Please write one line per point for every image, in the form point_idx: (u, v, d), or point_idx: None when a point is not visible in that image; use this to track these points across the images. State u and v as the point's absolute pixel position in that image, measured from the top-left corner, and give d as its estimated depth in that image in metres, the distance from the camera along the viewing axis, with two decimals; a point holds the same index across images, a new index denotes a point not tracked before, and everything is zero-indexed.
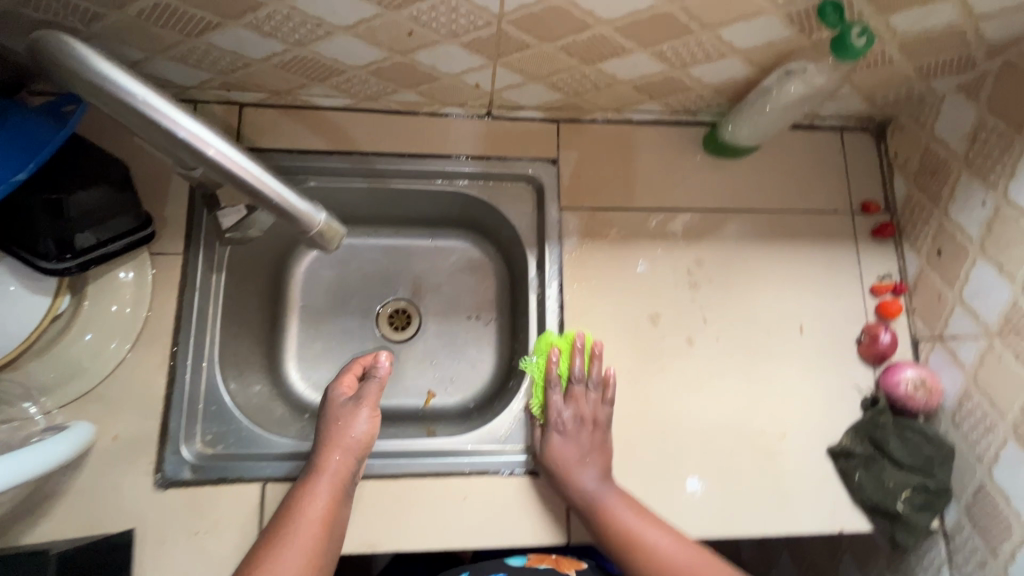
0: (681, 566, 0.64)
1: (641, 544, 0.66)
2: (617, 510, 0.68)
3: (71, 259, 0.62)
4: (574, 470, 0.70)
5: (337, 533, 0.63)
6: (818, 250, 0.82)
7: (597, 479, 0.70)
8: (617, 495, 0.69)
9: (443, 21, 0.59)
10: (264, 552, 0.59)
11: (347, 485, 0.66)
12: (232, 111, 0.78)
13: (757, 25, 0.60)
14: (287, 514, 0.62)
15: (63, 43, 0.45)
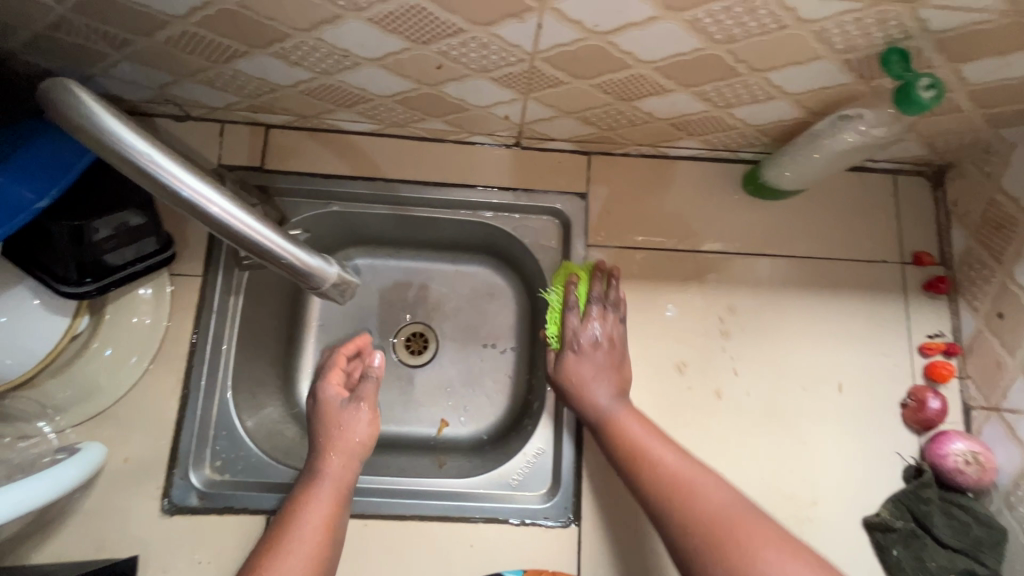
0: (684, 479, 0.59)
1: (646, 455, 0.62)
2: (626, 422, 0.66)
3: (91, 283, 0.62)
4: (588, 385, 0.69)
5: (339, 536, 0.61)
6: (862, 301, 0.77)
7: (611, 396, 0.68)
8: (629, 412, 0.67)
9: (473, 56, 0.56)
10: (274, 552, 0.56)
11: (348, 490, 0.64)
12: (258, 132, 0.77)
13: (811, 69, 0.55)
14: (292, 517, 0.59)
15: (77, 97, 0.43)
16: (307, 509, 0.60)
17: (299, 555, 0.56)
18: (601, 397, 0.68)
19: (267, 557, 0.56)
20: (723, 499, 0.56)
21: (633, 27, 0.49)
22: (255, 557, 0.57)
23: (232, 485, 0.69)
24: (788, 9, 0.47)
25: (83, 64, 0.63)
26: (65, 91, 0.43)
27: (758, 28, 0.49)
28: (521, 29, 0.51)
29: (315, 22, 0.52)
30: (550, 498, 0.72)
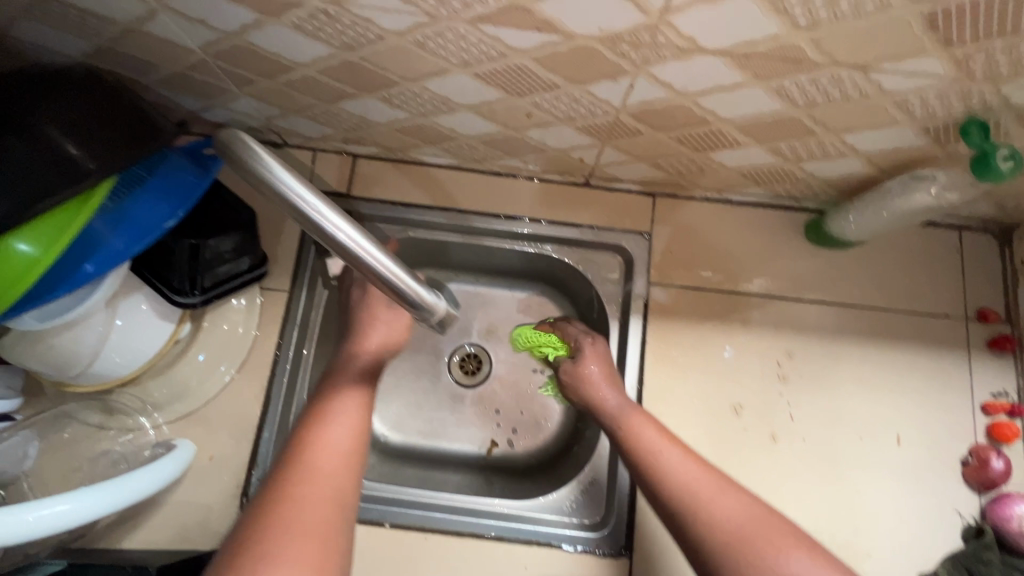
0: (691, 475, 0.61)
1: (653, 458, 0.63)
2: (638, 426, 0.67)
3: (198, 294, 0.69)
4: (599, 391, 0.72)
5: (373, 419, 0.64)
6: (923, 354, 0.77)
7: (620, 396, 0.71)
8: (634, 410, 0.69)
9: (563, 107, 0.60)
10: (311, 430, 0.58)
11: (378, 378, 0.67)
12: (346, 161, 0.83)
13: (888, 133, 0.58)
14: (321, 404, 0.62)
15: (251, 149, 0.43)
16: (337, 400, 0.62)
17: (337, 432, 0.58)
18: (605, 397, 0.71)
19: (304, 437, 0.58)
20: (735, 503, 0.58)
21: (720, 90, 0.53)
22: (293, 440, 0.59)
23: None
24: (872, 82, 0.49)
25: (206, 97, 0.70)
26: (236, 142, 0.44)
27: (841, 96, 0.52)
28: (614, 87, 0.55)
29: (425, 74, 0.57)
30: (601, 527, 0.75)
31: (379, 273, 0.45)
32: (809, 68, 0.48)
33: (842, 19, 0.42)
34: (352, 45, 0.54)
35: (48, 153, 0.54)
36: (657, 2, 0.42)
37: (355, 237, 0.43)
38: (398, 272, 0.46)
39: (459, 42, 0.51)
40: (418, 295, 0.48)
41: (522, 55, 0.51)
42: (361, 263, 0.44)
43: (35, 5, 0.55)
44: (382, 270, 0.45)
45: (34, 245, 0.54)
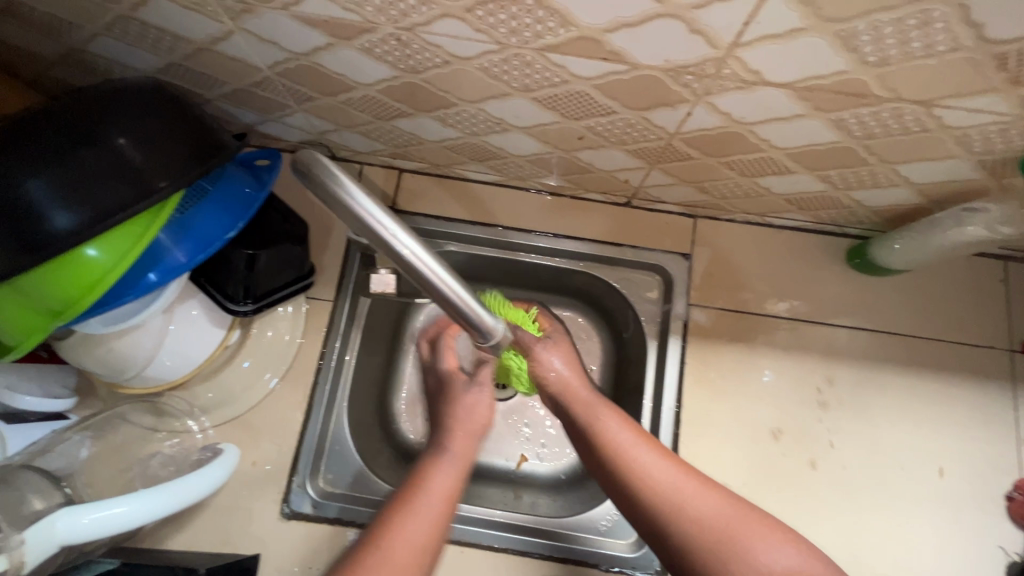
0: (665, 485, 0.59)
1: (625, 457, 0.61)
2: (606, 421, 0.64)
3: (250, 303, 0.71)
4: (570, 386, 0.68)
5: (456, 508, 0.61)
6: (967, 385, 0.76)
7: (589, 388, 0.68)
8: (606, 406, 0.66)
9: (617, 131, 0.61)
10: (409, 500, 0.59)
11: (469, 466, 0.65)
12: (392, 175, 0.85)
13: (942, 166, 0.58)
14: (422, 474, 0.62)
15: (320, 162, 0.44)
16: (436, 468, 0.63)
17: (433, 508, 0.59)
18: (572, 393, 0.68)
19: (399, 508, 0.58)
20: (712, 502, 0.58)
21: (778, 120, 0.54)
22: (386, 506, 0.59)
23: (344, 498, 0.75)
24: (934, 117, 0.50)
25: (265, 112, 0.73)
26: (313, 162, 0.44)
27: (900, 129, 0.52)
28: (671, 114, 0.56)
29: (484, 96, 0.59)
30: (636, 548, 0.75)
31: (449, 297, 0.46)
32: (871, 103, 0.49)
33: (912, 57, 0.42)
34: (417, 68, 0.55)
35: (116, 163, 0.56)
36: (728, 37, 0.43)
37: (429, 261, 0.44)
38: (466, 297, 0.47)
39: (523, 69, 0.52)
40: (483, 319, 0.49)
41: (584, 82, 0.53)
42: (432, 287, 0.45)
43: (116, 24, 0.57)
44: (450, 293, 0.46)
45: (103, 253, 0.56)
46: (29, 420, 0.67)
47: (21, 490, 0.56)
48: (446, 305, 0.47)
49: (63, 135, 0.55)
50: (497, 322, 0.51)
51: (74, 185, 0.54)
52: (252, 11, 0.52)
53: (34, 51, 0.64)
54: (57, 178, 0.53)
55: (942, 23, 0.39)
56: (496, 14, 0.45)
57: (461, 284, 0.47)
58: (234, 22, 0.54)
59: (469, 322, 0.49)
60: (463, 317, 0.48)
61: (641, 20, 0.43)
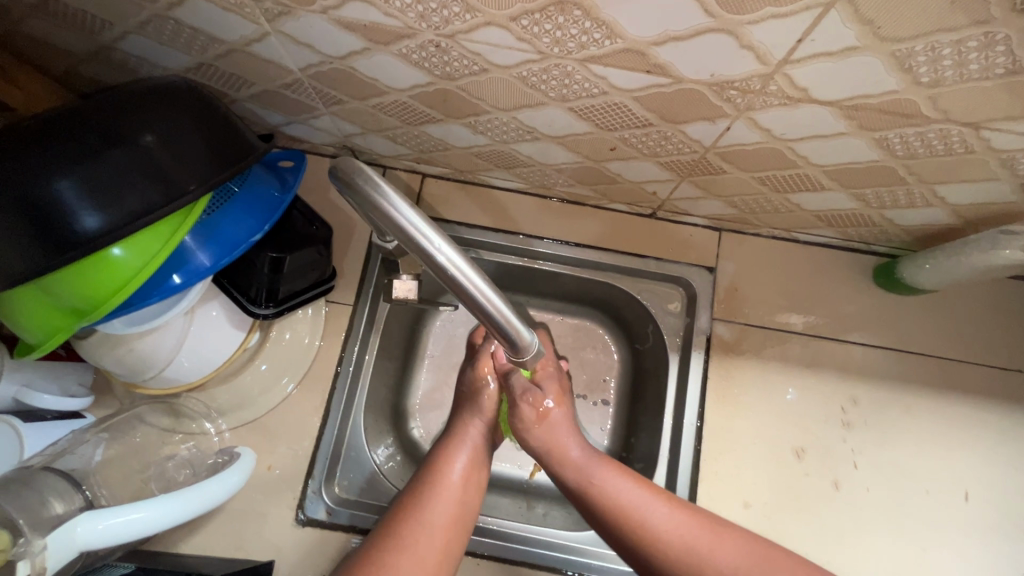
0: (679, 541, 0.58)
1: (637, 519, 0.60)
2: (609, 479, 0.63)
3: (271, 307, 0.71)
4: (561, 439, 0.66)
5: (465, 523, 0.62)
6: (993, 409, 0.75)
7: (581, 446, 0.66)
8: (602, 460, 0.65)
9: (651, 144, 0.61)
10: (429, 487, 0.62)
11: (473, 479, 0.65)
12: (415, 180, 0.84)
13: (983, 187, 0.57)
14: (439, 462, 0.65)
15: (362, 171, 0.43)
16: (452, 453, 0.66)
17: (450, 491, 0.62)
18: (567, 453, 0.65)
19: (419, 492, 0.62)
20: (729, 550, 0.58)
21: (819, 138, 0.53)
22: (405, 496, 0.62)
23: (359, 505, 0.75)
24: (981, 139, 0.49)
25: (292, 113, 0.72)
26: (356, 172, 0.43)
27: (943, 149, 0.51)
28: (709, 128, 0.55)
29: (518, 105, 0.58)
30: None
31: (490, 313, 0.44)
32: (918, 123, 0.48)
33: (967, 79, 0.42)
34: (453, 75, 0.55)
35: (147, 164, 0.55)
36: (779, 54, 0.42)
37: (471, 274, 0.43)
38: (506, 313, 0.45)
39: (562, 79, 0.52)
40: (521, 335, 0.47)
41: (624, 93, 0.52)
42: (473, 302, 0.44)
43: (150, 22, 0.57)
44: (491, 307, 0.44)
45: (131, 256, 0.56)
46: (47, 418, 0.66)
47: (41, 491, 0.55)
48: (487, 319, 0.45)
49: (92, 132, 0.53)
50: (533, 338, 0.50)
51: (104, 186, 0.53)
52: (291, 13, 0.51)
53: (64, 47, 0.64)
54: (88, 178, 0.53)
55: (1004, 46, 0.38)
56: (541, 24, 0.44)
57: (502, 298, 0.45)
58: (270, 24, 0.54)
59: (506, 337, 0.47)
60: (501, 332, 0.47)
61: (691, 34, 0.42)
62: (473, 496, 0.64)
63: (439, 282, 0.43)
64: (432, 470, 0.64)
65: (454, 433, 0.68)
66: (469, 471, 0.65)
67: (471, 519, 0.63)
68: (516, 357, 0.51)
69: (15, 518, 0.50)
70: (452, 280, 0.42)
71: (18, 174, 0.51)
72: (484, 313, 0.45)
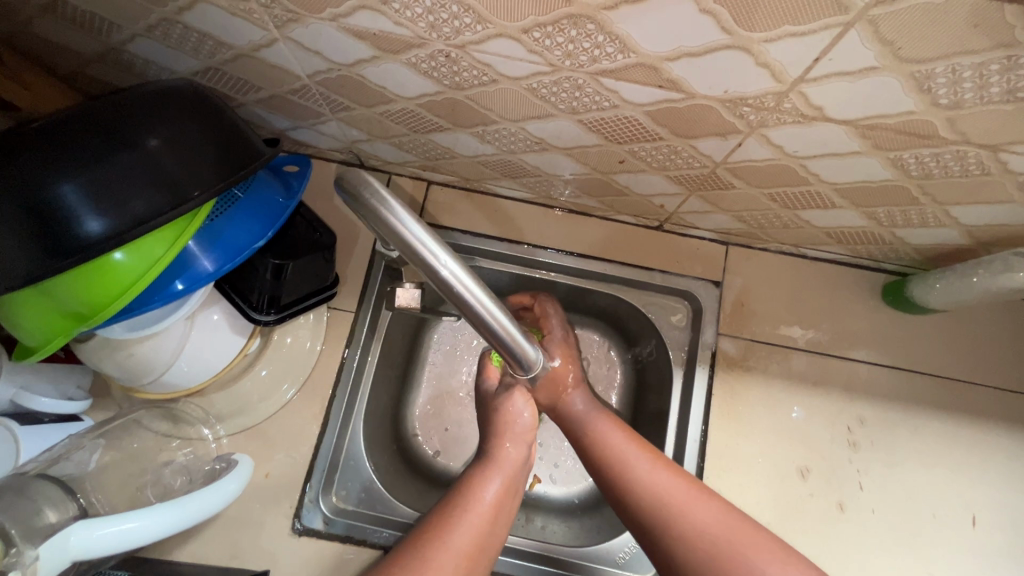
0: (666, 487, 0.62)
1: (626, 465, 0.64)
2: (609, 430, 0.69)
3: (274, 313, 0.70)
4: (568, 391, 0.74)
5: (487, 552, 0.59)
6: (1001, 432, 0.74)
7: (584, 400, 0.73)
8: (604, 416, 0.71)
9: (661, 158, 0.60)
10: (461, 508, 0.60)
11: (501, 508, 0.62)
12: (420, 186, 0.84)
13: (997, 210, 0.56)
14: (471, 484, 0.64)
15: (367, 183, 0.42)
16: (485, 479, 0.64)
17: (479, 517, 0.60)
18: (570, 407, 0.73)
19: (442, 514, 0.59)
20: (717, 509, 0.60)
21: (833, 156, 0.52)
22: (432, 514, 0.61)
23: (357, 516, 0.74)
24: (999, 161, 0.48)
25: (298, 118, 0.72)
26: (364, 185, 0.42)
27: (958, 170, 0.50)
28: (720, 144, 0.54)
29: (527, 116, 0.58)
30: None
31: (494, 329, 0.44)
32: (934, 144, 0.47)
33: (987, 102, 0.41)
34: (462, 85, 0.54)
35: (152, 168, 0.54)
36: (795, 72, 0.42)
37: (476, 290, 0.42)
38: (511, 330, 0.45)
39: (573, 91, 0.51)
40: (525, 352, 0.47)
41: (635, 107, 0.51)
42: (479, 320, 0.43)
43: (158, 26, 0.56)
44: (495, 324, 0.43)
45: (133, 260, 0.55)
46: (43, 421, 0.65)
47: (36, 501, 0.54)
48: (492, 336, 0.45)
49: (97, 135, 0.53)
50: (538, 355, 0.49)
51: (108, 189, 0.52)
52: (300, 20, 0.51)
53: (72, 48, 0.63)
54: (91, 181, 0.52)
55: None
56: (553, 37, 0.44)
57: (508, 318, 0.44)
58: (279, 31, 0.53)
59: (511, 354, 0.47)
60: (506, 349, 0.46)
61: (706, 50, 0.41)
62: (495, 527, 0.61)
63: (442, 295, 0.42)
64: (462, 492, 0.63)
65: (492, 460, 0.67)
66: (502, 498, 0.63)
67: (495, 545, 0.60)
68: (521, 374, 0.50)
69: (10, 530, 0.49)
70: (457, 293, 0.41)
71: (21, 175, 0.51)
72: (490, 330, 0.44)
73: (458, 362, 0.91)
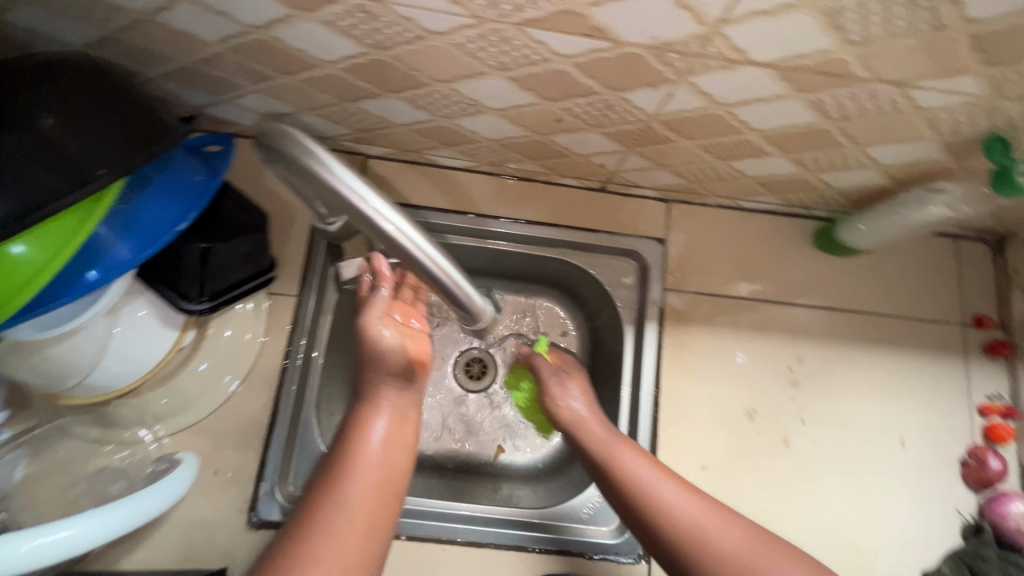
0: (689, 518, 0.60)
1: (650, 494, 0.62)
2: (623, 457, 0.66)
3: (206, 301, 0.66)
4: (589, 416, 0.72)
5: (389, 502, 0.56)
6: (924, 359, 0.80)
7: (604, 425, 0.70)
8: (619, 438, 0.68)
9: (595, 114, 0.60)
10: (345, 460, 0.57)
11: (392, 455, 0.59)
12: (357, 161, 0.81)
13: (912, 146, 0.59)
14: (354, 432, 0.60)
15: (287, 136, 0.47)
16: (367, 423, 0.61)
17: (371, 459, 0.57)
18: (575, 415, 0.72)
19: (329, 480, 0.55)
20: (737, 534, 0.59)
21: (758, 101, 0.53)
22: (319, 475, 0.57)
23: None
24: (907, 98, 0.50)
25: (216, 92, 0.67)
26: (290, 141, 0.47)
27: (873, 110, 0.53)
28: (652, 95, 0.54)
29: (458, 76, 0.56)
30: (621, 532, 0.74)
31: (439, 278, 0.51)
32: (850, 83, 0.49)
33: (894, 35, 0.42)
34: (386, 44, 0.52)
35: (50, 151, 0.49)
36: (715, 13, 0.42)
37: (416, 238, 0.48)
38: (453, 276, 0.51)
39: (501, 45, 0.50)
40: (470, 299, 0.53)
41: (565, 60, 0.50)
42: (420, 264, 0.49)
43: None
44: (437, 270, 0.50)
45: (35, 251, 0.50)
46: None
47: None
48: (437, 285, 0.52)
49: None
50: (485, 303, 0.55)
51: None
52: None
53: None
54: None
55: None
56: None
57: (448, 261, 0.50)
58: None
59: (455, 299, 0.53)
60: (450, 295, 0.52)
61: None
62: (391, 467, 0.58)
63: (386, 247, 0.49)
64: (344, 448, 0.59)
65: (368, 400, 0.63)
66: (392, 434, 0.61)
67: (399, 485, 0.58)
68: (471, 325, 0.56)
69: None
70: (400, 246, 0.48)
71: None
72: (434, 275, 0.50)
73: (445, 368, 0.90)
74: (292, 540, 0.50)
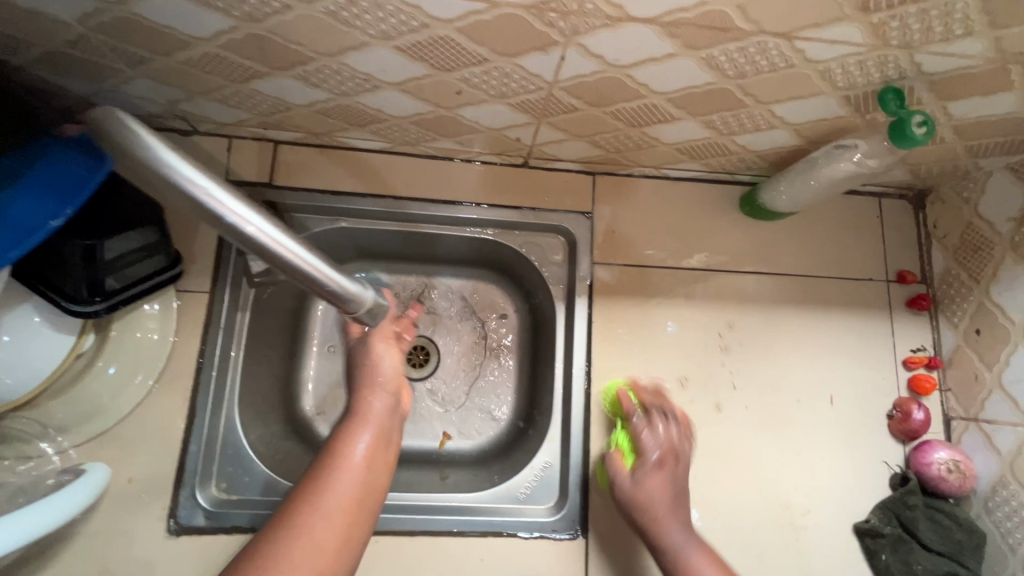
0: None
1: None
2: (698, 565, 0.63)
3: (100, 302, 0.62)
4: (666, 509, 0.66)
5: (367, 514, 0.52)
6: (851, 317, 0.81)
7: (682, 528, 0.65)
8: (704, 550, 0.64)
9: (494, 83, 0.58)
10: (328, 470, 0.52)
11: (376, 466, 0.55)
12: (266, 148, 0.77)
13: (815, 102, 0.59)
14: (339, 442, 0.55)
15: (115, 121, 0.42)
16: (352, 435, 0.56)
17: (355, 466, 0.53)
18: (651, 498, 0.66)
19: (310, 485, 0.51)
20: None
21: (652, 61, 0.52)
22: (300, 484, 0.52)
23: (241, 504, 0.69)
24: (797, 51, 0.50)
25: (96, 78, 0.63)
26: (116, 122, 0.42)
27: (768, 65, 0.52)
28: (545, 60, 0.53)
29: (342, 48, 0.53)
30: (558, 509, 0.74)
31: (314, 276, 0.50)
32: (736, 37, 0.48)
33: None
34: (255, 15, 0.49)
35: None
36: None
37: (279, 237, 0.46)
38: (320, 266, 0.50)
39: (375, 11, 0.47)
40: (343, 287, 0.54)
41: (445, 25, 0.48)
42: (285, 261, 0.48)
43: None
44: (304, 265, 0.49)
45: None
46: None
47: None
48: (309, 281, 0.50)
49: None
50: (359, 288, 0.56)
51: None
52: None
53: None
54: None
55: None
56: None
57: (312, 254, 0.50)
58: None
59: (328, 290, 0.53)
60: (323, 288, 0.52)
61: None
62: (374, 480, 0.54)
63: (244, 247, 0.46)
64: (328, 455, 0.54)
65: (357, 414, 0.59)
66: (377, 450, 0.56)
67: (379, 501, 0.54)
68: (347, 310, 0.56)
69: None
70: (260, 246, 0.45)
71: None
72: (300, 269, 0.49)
73: None
74: (267, 544, 0.46)
